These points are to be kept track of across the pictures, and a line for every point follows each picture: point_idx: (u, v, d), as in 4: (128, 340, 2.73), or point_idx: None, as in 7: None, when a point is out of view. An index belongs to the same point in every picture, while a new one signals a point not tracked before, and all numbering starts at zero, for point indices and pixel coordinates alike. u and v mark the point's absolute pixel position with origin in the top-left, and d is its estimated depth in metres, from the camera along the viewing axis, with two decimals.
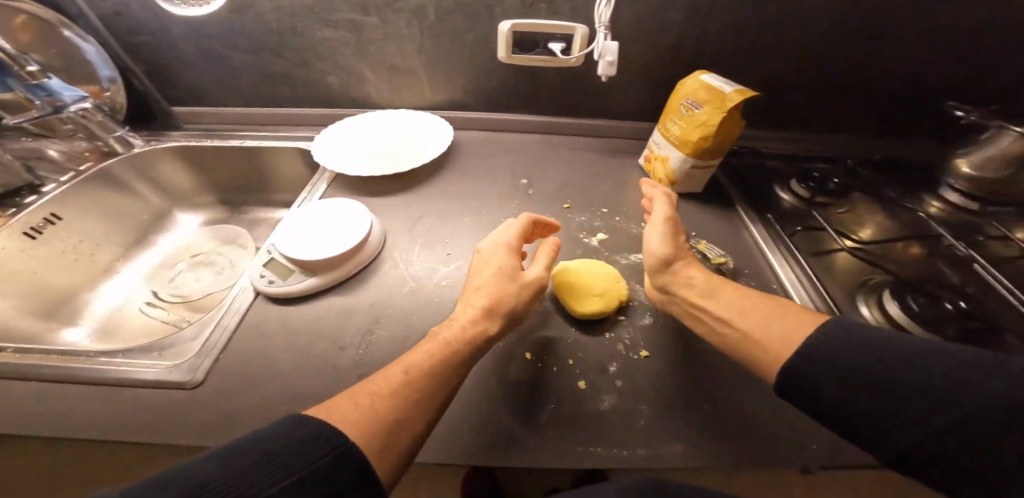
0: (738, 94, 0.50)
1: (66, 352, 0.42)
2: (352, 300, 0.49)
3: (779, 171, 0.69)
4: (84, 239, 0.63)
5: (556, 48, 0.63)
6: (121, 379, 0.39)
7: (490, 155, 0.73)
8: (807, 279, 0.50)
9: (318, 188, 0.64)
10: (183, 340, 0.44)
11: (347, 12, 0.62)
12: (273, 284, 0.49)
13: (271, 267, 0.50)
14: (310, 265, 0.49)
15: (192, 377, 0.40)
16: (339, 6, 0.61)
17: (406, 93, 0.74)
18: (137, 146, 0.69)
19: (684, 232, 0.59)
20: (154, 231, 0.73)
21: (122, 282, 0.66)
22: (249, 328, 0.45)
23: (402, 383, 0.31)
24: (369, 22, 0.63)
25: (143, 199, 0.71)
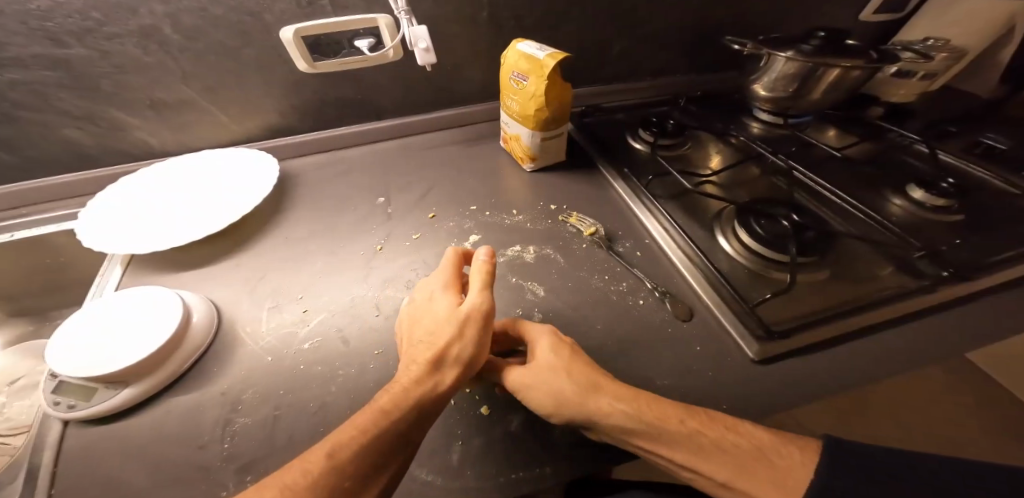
0: (552, 57, 0.49)
1: None
2: (191, 401, 0.41)
3: (630, 122, 0.71)
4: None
5: (364, 44, 0.55)
6: None
7: (335, 178, 0.64)
8: (671, 227, 0.51)
9: (110, 278, 0.50)
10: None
11: (31, 47, 0.46)
12: (77, 407, 0.38)
13: (64, 392, 0.40)
14: (116, 377, 0.39)
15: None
16: (10, 38, 0.45)
17: (202, 130, 0.60)
18: None
19: (556, 207, 0.57)
20: None
21: None
22: (75, 458, 0.37)
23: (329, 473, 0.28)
24: (74, 55, 0.48)
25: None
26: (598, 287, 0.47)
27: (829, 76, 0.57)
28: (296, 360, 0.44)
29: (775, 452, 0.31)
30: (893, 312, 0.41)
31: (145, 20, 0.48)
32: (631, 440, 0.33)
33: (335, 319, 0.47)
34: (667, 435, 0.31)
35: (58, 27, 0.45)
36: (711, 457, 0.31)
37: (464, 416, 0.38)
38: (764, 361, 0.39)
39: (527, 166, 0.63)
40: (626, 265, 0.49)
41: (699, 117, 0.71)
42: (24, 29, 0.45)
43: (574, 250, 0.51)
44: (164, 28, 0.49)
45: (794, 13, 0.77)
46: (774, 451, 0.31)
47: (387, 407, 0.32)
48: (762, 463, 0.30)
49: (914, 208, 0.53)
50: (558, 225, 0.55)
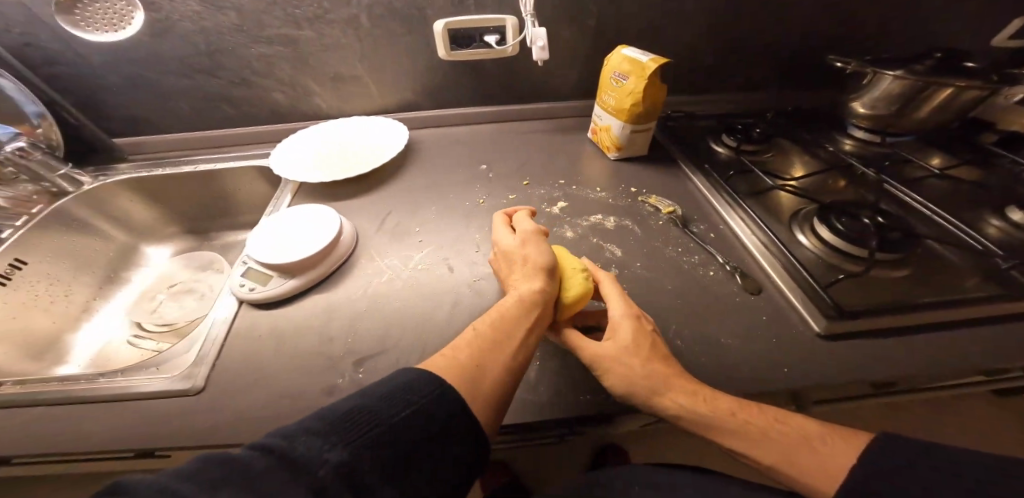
0: (653, 61, 0.56)
1: (66, 378, 0.42)
2: (335, 295, 0.52)
3: (714, 127, 0.75)
4: (54, 281, 0.63)
5: (491, 39, 0.68)
6: (126, 393, 0.40)
7: (447, 148, 0.76)
8: (748, 218, 0.55)
9: (284, 200, 0.66)
10: (176, 354, 0.44)
11: (266, 27, 0.64)
12: (255, 290, 0.50)
13: (248, 276, 0.52)
14: (289, 267, 0.52)
15: (192, 384, 0.41)
16: (269, 22, 0.64)
17: (356, 100, 0.76)
18: (86, 183, 0.69)
19: (635, 190, 0.64)
20: (124, 268, 0.73)
21: (100, 323, 0.65)
22: (238, 334, 0.47)
23: (475, 340, 0.38)
24: (303, 35, 0.66)
25: (108, 238, 0.72)
26: (672, 257, 0.53)
27: (940, 95, 0.57)
28: (412, 275, 0.55)
29: (822, 443, 0.33)
30: (970, 314, 0.42)
31: (350, 11, 0.64)
32: (715, 437, 0.35)
33: (442, 253, 0.58)
34: (732, 428, 0.34)
35: (286, 13, 0.63)
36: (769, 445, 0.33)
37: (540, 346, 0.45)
38: (830, 336, 0.42)
39: (612, 155, 0.70)
40: (699, 243, 0.54)
41: (786, 128, 0.73)
42: (279, 15, 0.63)
43: (651, 224, 0.57)
44: (350, 18, 0.65)
45: (906, 33, 0.76)
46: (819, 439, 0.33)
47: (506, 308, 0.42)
48: (811, 448, 0.32)
49: (1013, 230, 0.52)
50: (638, 204, 0.61)
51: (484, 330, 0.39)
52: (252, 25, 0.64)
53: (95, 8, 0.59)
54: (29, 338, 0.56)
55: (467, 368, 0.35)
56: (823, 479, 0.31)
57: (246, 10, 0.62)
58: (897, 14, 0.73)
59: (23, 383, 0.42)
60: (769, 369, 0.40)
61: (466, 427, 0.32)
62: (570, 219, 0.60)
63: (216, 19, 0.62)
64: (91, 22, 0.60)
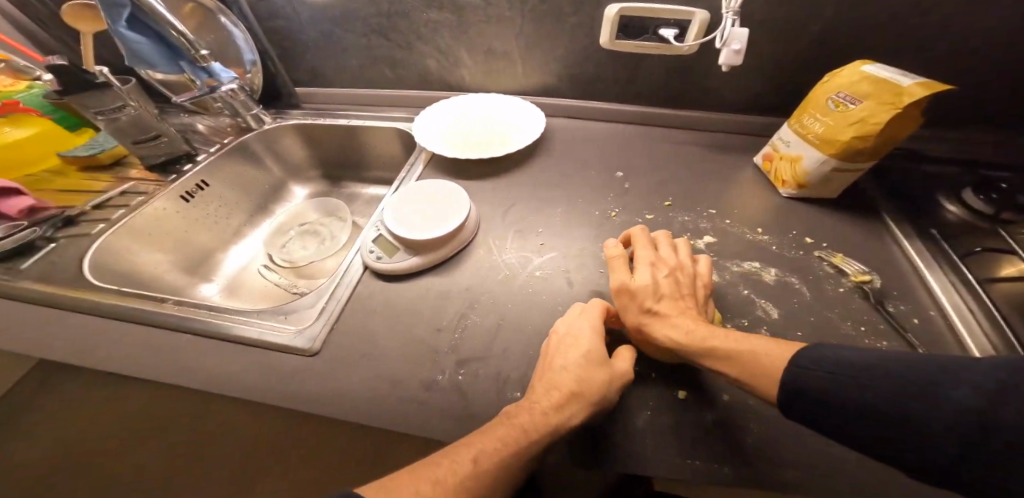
0: (922, 88, 0.40)
1: (214, 310, 0.49)
2: (450, 282, 0.52)
3: (942, 179, 0.57)
4: (222, 203, 0.75)
5: (669, 33, 0.58)
6: (258, 340, 0.45)
7: (581, 145, 0.70)
8: (981, 311, 0.41)
9: (416, 169, 0.67)
10: (301, 308, 0.49)
11: None
12: (382, 260, 0.52)
13: (379, 244, 0.54)
14: (413, 244, 0.52)
15: (311, 345, 0.44)
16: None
17: (502, 77, 0.74)
18: (267, 123, 0.78)
19: (811, 241, 0.50)
20: (273, 201, 0.83)
21: (246, 245, 0.77)
22: (356, 300, 0.50)
23: (524, 439, 0.33)
24: (473, 4, 0.64)
25: (267, 171, 0.82)
26: (847, 333, 0.41)
27: None
28: (528, 282, 0.51)
29: (767, 356, 0.32)
30: None
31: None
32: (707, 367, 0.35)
33: (562, 264, 0.53)
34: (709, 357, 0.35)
35: None
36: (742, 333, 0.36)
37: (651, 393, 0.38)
38: None
39: (784, 189, 0.56)
40: (892, 325, 0.41)
41: None
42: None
43: (826, 287, 0.45)
44: None
45: None
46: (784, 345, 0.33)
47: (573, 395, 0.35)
48: (768, 362, 0.31)
49: None
50: (811, 258, 0.49)
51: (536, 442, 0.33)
52: None
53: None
54: (192, 251, 0.69)
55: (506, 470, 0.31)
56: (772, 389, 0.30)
57: None
58: None
59: (181, 304, 0.50)
60: None
61: None
62: (718, 260, 0.50)
63: None
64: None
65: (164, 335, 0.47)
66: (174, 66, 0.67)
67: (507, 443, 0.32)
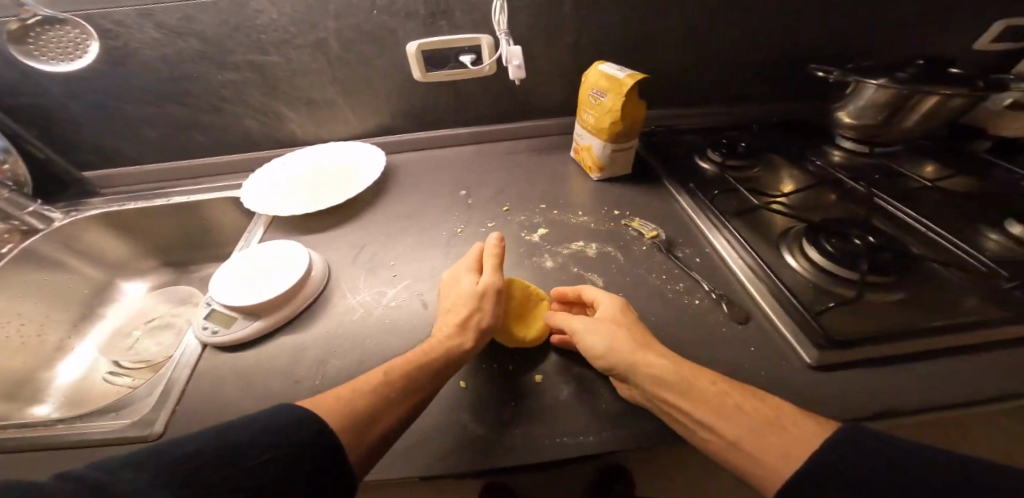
0: (631, 78, 0.54)
1: (27, 424, 0.42)
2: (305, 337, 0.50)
3: (698, 143, 0.74)
4: (25, 321, 0.61)
5: (466, 59, 0.66)
6: (81, 440, 0.40)
7: (428, 174, 0.74)
8: (734, 240, 0.53)
9: (256, 233, 0.65)
10: (138, 399, 0.44)
11: (237, 55, 0.63)
12: (219, 333, 0.49)
13: (212, 318, 0.51)
14: (250, 309, 0.50)
15: (152, 429, 0.41)
16: (234, 48, 0.62)
17: (333, 125, 0.75)
18: (57, 220, 0.67)
19: (619, 213, 0.62)
20: (100, 304, 0.71)
21: (75, 360, 0.63)
22: (203, 375, 0.46)
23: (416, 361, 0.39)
24: (271, 60, 0.64)
25: (80, 275, 0.69)
26: (654, 284, 0.51)
27: (921, 106, 0.56)
28: (386, 314, 0.53)
29: (790, 421, 0.32)
30: (960, 342, 0.39)
31: (318, 33, 0.62)
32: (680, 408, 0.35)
33: (416, 288, 0.56)
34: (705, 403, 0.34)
35: (256, 40, 0.62)
36: (727, 414, 0.33)
37: (512, 387, 0.43)
38: (823, 367, 0.39)
39: (595, 175, 0.68)
40: (684, 268, 0.52)
41: (773, 140, 0.72)
42: (245, 40, 0.61)
43: (634, 250, 0.56)
44: (327, 42, 0.63)
45: (894, 41, 0.74)
46: (790, 420, 0.32)
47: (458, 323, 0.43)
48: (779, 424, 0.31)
49: (1011, 246, 0.49)
50: (620, 228, 0.59)
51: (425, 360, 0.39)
52: (216, 51, 0.62)
53: (52, 36, 0.54)
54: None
55: (396, 384, 0.37)
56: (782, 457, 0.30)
57: (211, 35, 0.60)
58: (882, 23, 0.72)
59: None
60: None
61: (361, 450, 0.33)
62: (550, 247, 0.58)
63: (175, 45, 0.60)
64: (48, 52, 0.55)
65: None
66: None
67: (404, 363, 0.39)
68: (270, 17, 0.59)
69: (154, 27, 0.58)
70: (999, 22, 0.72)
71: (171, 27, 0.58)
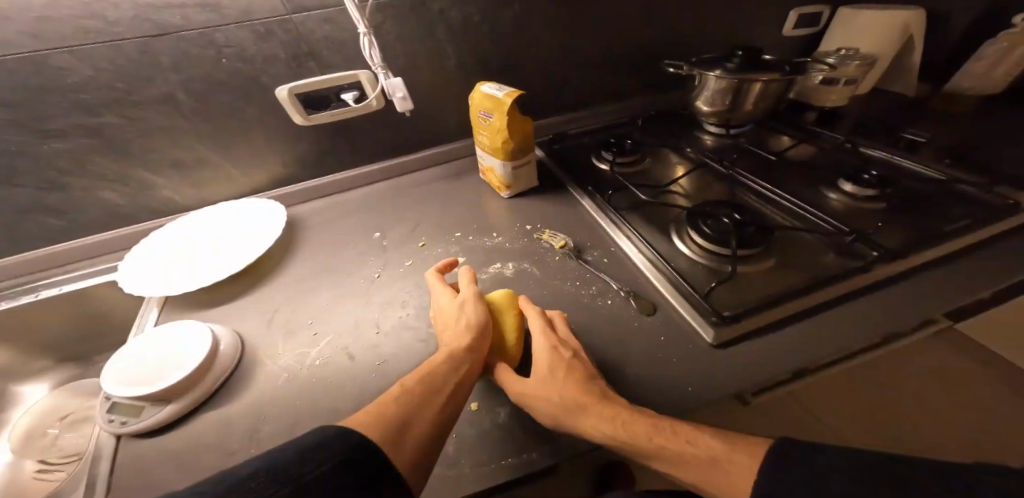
0: (511, 94, 0.55)
1: None
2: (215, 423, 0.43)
3: (592, 145, 0.79)
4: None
5: (348, 96, 0.64)
6: None
7: (335, 221, 0.70)
8: (630, 236, 0.57)
9: (149, 317, 0.56)
10: None
11: (67, 120, 0.54)
12: (130, 422, 0.42)
13: (116, 410, 0.43)
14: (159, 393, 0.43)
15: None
16: (50, 113, 0.52)
17: (215, 184, 0.67)
18: None
19: (530, 227, 0.64)
20: None
21: None
22: (128, 464, 0.40)
23: (403, 393, 0.37)
24: (110, 122, 0.56)
25: None
26: (570, 292, 0.53)
27: (753, 89, 0.65)
28: (309, 375, 0.48)
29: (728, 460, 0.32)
30: (828, 294, 0.46)
31: (162, 87, 0.55)
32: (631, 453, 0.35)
33: (340, 342, 0.51)
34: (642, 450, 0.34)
35: (90, 102, 0.53)
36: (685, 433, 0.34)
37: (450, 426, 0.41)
38: (722, 344, 0.44)
39: (505, 193, 0.70)
40: (593, 271, 0.54)
41: (654, 134, 0.79)
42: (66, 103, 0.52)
43: (548, 262, 0.57)
44: (179, 94, 0.57)
45: (733, 38, 0.87)
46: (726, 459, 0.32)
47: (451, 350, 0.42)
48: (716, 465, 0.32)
49: (850, 201, 0.59)
50: (533, 242, 0.61)
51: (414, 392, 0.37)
52: (29, 119, 0.52)
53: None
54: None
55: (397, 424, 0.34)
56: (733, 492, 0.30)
57: (14, 101, 0.50)
58: (720, 23, 0.83)
59: None
60: (676, 393, 0.40)
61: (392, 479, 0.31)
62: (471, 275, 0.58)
63: None
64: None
65: None
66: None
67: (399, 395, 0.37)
68: (91, 76, 0.51)
69: None
70: (792, 12, 0.86)
71: None
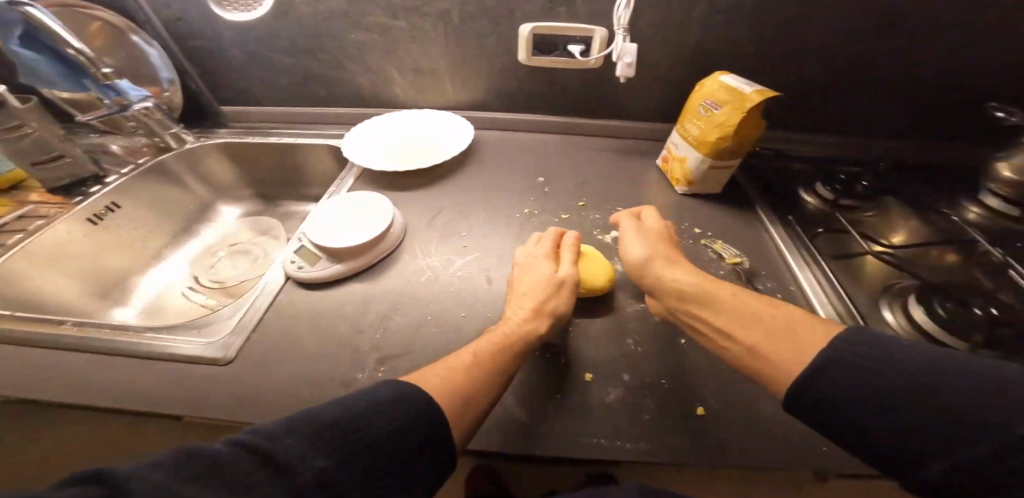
0: (758, 94, 0.49)
1: (118, 326, 0.48)
2: (375, 286, 0.53)
3: (805, 173, 0.67)
4: (137, 226, 0.72)
5: (576, 49, 0.65)
6: (166, 352, 0.44)
7: (506, 155, 0.75)
8: (827, 282, 0.48)
9: (345, 182, 0.69)
10: (217, 320, 0.49)
11: (373, 18, 0.68)
12: (303, 269, 0.53)
13: (301, 254, 0.55)
14: (332, 251, 0.53)
15: (224, 354, 0.44)
16: (370, 11, 0.67)
17: (431, 93, 0.78)
18: (188, 142, 0.77)
19: (699, 231, 0.58)
20: (197, 221, 0.81)
21: (167, 269, 0.74)
22: (275, 309, 0.50)
23: (472, 366, 0.37)
24: (397, 25, 0.68)
25: (189, 190, 0.80)
26: None
27: None
28: (450, 281, 0.53)
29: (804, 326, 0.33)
30: None
31: (444, 5, 0.65)
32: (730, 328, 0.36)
33: (483, 263, 0.56)
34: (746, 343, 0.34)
35: (390, 6, 0.66)
36: (742, 323, 0.36)
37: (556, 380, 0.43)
38: None
39: (681, 188, 0.64)
40: None
41: (899, 184, 0.63)
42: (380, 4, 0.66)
43: (710, 271, 0.52)
44: (453, 13, 0.66)
45: None
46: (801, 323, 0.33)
47: (509, 336, 0.41)
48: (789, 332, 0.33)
49: None
50: (698, 246, 0.56)
51: (479, 368, 0.37)
52: (352, 12, 0.67)
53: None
54: (101, 276, 0.66)
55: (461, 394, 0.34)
56: (796, 349, 0.31)
57: None
58: None
59: (80, 325, 0.48)
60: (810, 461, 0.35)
61: (446, 450, 0.31)
62: None
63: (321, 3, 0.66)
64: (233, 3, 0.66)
65: (52, 358, 0.45)
66: (77, 84, 0.66)
67: (460, 366, 0.37)
68: None
69: None
70: None
71: None
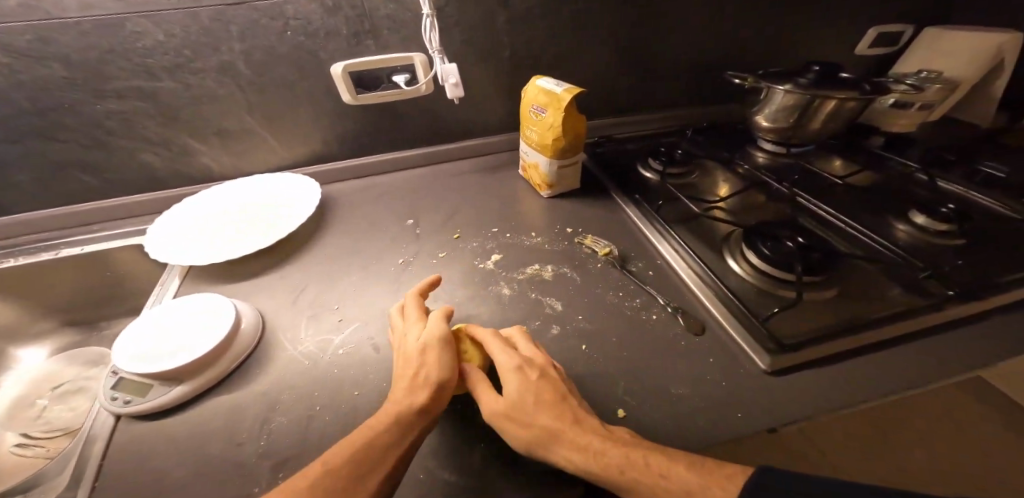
0: (568, 93, 0.54)
1: None
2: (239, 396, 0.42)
3: (641, 151, 0.75)
4: None
5: (400, 79, 0.62)
6: None
7: (367, 204, 0.68)
8: (681, 249, 0.54)
9: (168, 287, 0.55)
10: (48, 479, 0.36)
11: (131, 82, 0.55)
12: (132, 402, 0.41)
13: (123, 386, 0.42)
14: (168, 373, 0.42)
15: None
16: (115, 74, 0.54)
17: (254, 156, 0.67)
18: None
19: (571, 230, 0.61)
20: None
21: None
22: (120, 449, 0.38)
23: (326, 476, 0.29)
24: (165, 87, 0.57)
25: None
26: (614, 303, 0.50)
27: (826, 106, 0.60)
28: (331, 364, 0.46)
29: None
30: (894, 329, 0.42)
31: (225, 56, 0.56)
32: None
33: (366, 331, 0.50)
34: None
35: (155, 64, 0.54)
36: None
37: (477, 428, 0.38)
38: (777, 372, 0.40)
39: (545, 192, 0.66)
40: (638, 283, 0.52)
41: (707, 146, 0.75)
42: (131, 65, 0.54)
43: (588, 268, 0.54)
44: (240, 64, 0.57)
45: (799, 50, 0.82)
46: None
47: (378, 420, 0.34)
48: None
49: (918, 233, 0.54)
50: (574, 246, 0.58)
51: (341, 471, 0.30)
52: (90, 79, 0.53)
53: None
54: None
55: None
56: None
57: (79, 60, 0.52)
58: (790, 31, 0.78)
59: None
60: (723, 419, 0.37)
61: None
62: (506, 273, 0.55)
63: (35, 71, 0.51)
64: None
65: None
66: None
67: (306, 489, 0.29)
68: (161, 40, 0.53)
69: (2, 50, 0.49)
70: (874, 28, 0.81)
71: (23, 50, 0.49)
